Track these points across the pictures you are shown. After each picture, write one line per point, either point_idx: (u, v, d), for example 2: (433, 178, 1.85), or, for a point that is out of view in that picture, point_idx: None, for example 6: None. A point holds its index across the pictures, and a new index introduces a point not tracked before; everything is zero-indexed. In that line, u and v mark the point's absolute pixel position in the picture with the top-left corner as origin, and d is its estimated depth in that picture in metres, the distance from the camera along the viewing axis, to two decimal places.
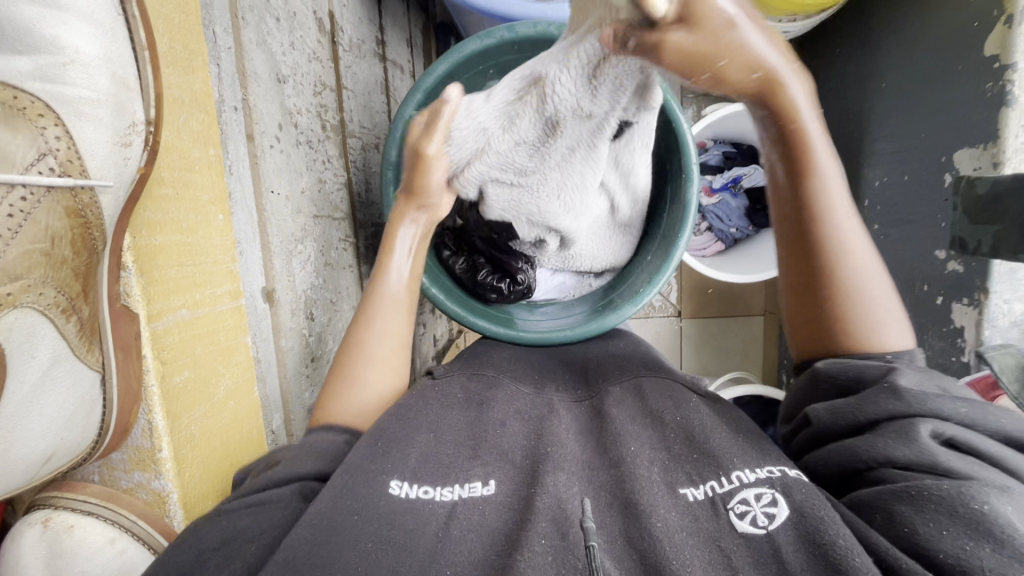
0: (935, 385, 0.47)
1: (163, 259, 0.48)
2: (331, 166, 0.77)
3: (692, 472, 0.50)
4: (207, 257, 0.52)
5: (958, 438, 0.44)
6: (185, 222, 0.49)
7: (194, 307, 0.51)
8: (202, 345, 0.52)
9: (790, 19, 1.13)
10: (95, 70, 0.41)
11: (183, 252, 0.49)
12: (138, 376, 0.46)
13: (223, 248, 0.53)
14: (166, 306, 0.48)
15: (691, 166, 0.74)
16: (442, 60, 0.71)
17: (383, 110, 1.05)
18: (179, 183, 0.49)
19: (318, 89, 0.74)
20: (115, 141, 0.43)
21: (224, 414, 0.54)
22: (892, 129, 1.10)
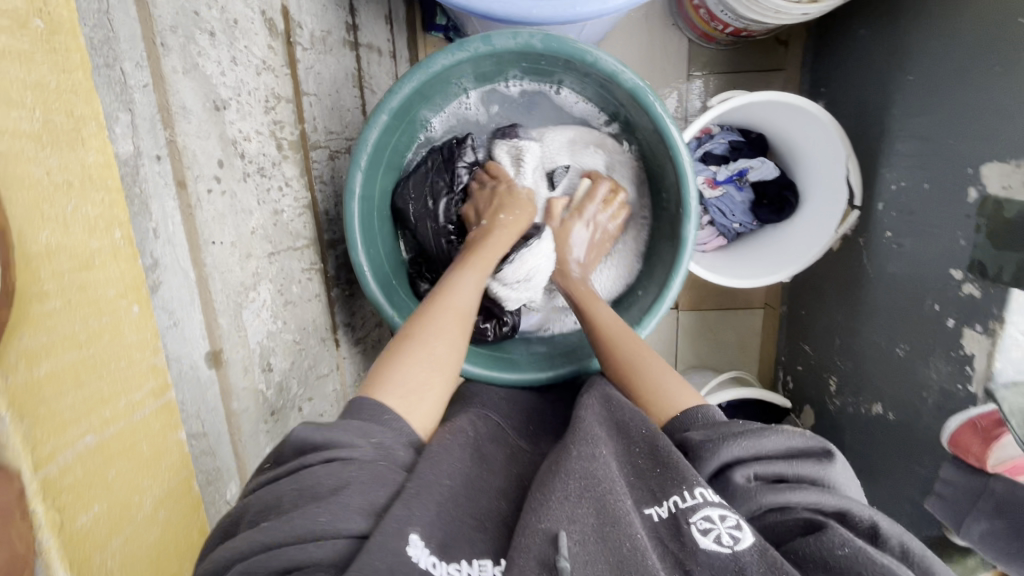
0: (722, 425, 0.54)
1: (54, 390, 0.33)
2: (290, 190, 0.69)
3: (655, 487, 0.51)
4: (118, 363, 0.38)
5: (760, 473, 0.52)
6: (83, 334, 0.35)
7: (103, 428, 0.37)
8: (118, 468, 0.39)
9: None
10: None
11: (81, 370, 0.35)
12: (27, 537, 0.31)
13: (140, 347, 0.40)
14: (60, 446, 0.34)
15: (691, 203, 0.65)
16: (410, 75, 0.62)
17: (357, 105, 0.95)
18: (71, 289, 0.34)
19: (271, 104, 0.65)
20: None
21: (153, 528, 0.43)
22: (915, 129, 1.00)
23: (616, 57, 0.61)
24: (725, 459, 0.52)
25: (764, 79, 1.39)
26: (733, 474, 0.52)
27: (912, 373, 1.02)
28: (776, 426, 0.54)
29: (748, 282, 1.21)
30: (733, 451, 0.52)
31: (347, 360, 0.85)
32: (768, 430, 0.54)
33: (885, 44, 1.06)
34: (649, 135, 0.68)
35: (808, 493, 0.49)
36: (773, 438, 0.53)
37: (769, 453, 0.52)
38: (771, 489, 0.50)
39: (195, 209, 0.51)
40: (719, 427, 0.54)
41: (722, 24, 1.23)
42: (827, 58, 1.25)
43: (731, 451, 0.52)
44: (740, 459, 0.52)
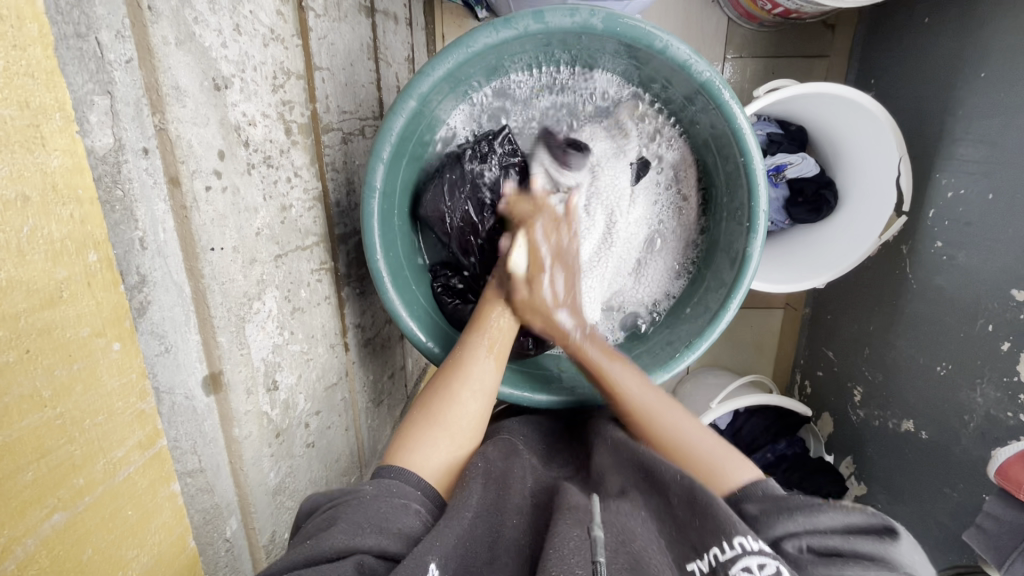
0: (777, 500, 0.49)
1: (11, 460, 0.28)
2: (299, 180, 0.60)
3: (693, 538, 0.47)
4: (95, 417, 0.32)
5: (815, 545, 0.46)
6: (48, 389, 0.29)
7: (73, 501, 0.32)
8: (95, 543, 0.34)
9: None
10: None
11: (47, 434, 0.30)
12: None
13: (123, 393, 0.33)
14: (21, 528, 0.29)
15: (759, 218, 0.57)
16: (446, 55, 0.54)
17: (371, 80, 0.85)
18: (34, 333, 0.28)
19: (278, 80, 0.55)
20: None
21: None
22: (983, 133, 0.91)
23: (688, 45, 0.53)
24: (778, 532, 0.47)
25: (807, 66, 1.28)
26: (781, 546, 0.46)
27: (952, 394, 0.96)
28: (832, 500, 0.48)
29: (781, 287, 1.14)
30: (788, 525, 0.47)
31: (356, 365, 0.77)
32: (830, 503, 0.48)
33: (955, 34, 0.96)
34: (715, 135, 0.60)
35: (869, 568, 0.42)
36: (836, 511, 0.47)
37: (826, 527, 0.46)
38: (824, 562, 0.44)
39: (192, 211, 0.43)
40: (781, 500, 0.49)
41: (772, 3, 1.11)
42: (881, 47, 1.15)
43: (787, 526, 0.47)
44: (793, 532, 0.47)
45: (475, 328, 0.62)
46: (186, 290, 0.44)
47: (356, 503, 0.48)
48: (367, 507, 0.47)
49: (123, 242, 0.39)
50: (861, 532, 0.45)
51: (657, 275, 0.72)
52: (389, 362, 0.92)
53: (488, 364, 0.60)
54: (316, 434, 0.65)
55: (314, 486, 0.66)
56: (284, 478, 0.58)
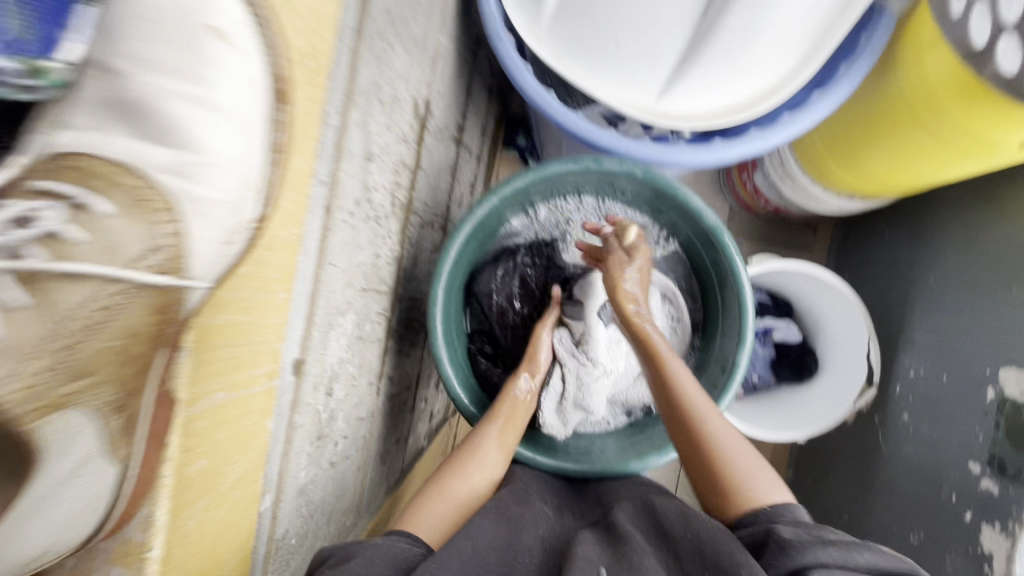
0: (812, 534, 0.52)
1: (219, 340, 0.49)
2: (389, 240, 0.77)
3: None
4: (257, 336, 0.51)
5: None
6: (250, 301, 0.50)
7: (231, 390, 0.49)
8: (226, 432, 0.50)
9: (847, 197, 1.14)
10: (227, 173, 0.45)
11: (239, 332, 0.49)
12: (154, 462, 0.46)
13: (276, 328, 0.52)
14: (204, 391, 0.48)
15: (747, 335, 0.72)
16: (527, 173, 0.75)
17: (446, 189, 1.07)
18: (256, 265, 0.50)
19: (398, 167, 0.75)
20: (221, 238, 0.46)
21: (223, 506, 0.51)
22: (935, 324, 1.09)
23: (700, 199, 0.73)
24: (810, 560, 0.50)
25: (793, 253, 1.52)
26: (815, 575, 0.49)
27: (926, 564, 0.99)
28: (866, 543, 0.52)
29: (765, 435, 1.23)
30: (822, 555, 0.50)
31: (379, 412, 0.85)
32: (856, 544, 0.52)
33: (908, 244, 1.19)
34: (716, 268, 0.77)
35: None
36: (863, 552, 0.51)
37: (862, 564, 0.50)
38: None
39: (330, 233, 0.58)
40: (806, 533, 0.53)
41: (766, 199, 1.36)
42: (853, 247, 1.39)
43: (819, 555, 0.50)
44: (826, 562, 0.49)
45: (489, 418, 0.71)
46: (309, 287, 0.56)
47: (371, 548, 0.53)
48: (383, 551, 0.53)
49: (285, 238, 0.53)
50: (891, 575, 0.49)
51: None
52: (400, 425, 0.99)
53: (496, 455, 0.69)
54: (339, 457, 0.72)
55: (322, 508, 0.70)
56: (308, 483, 0.64)
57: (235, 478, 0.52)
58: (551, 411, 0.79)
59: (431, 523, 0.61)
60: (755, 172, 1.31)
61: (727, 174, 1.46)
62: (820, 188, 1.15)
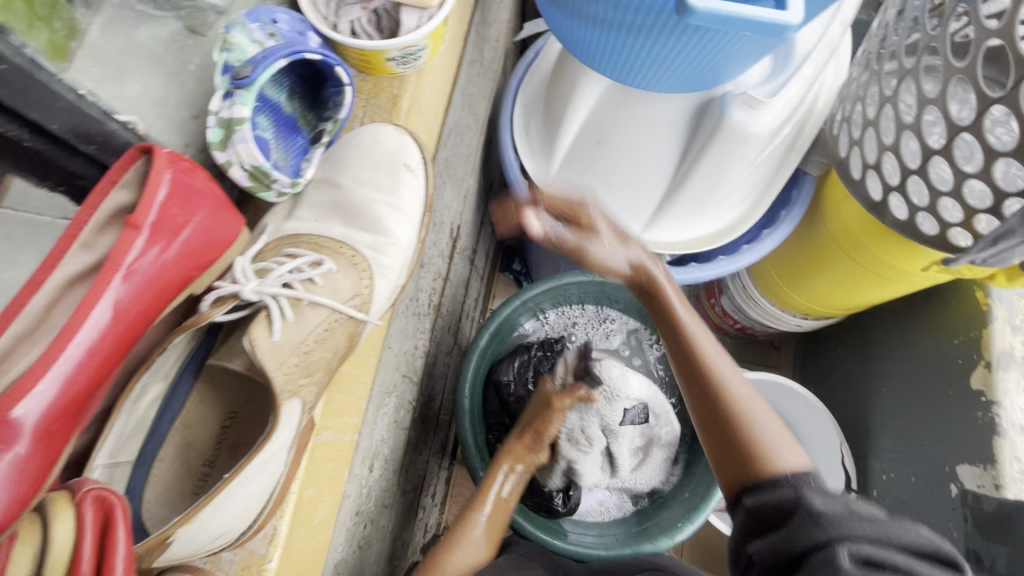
0: (862, 512, 0.50)
1: (342, 389, 0.65)
2: (423, 337, 0.88)
3: None
4: (358, 388, 0.68)
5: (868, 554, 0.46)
6: (353, 364, 0.68)
7: (337, 432, 0.63)
8: (327, 467, 0.62)
9: (802, 317, 1.32)
10: (397, 254, 0.71)
11: (346, 380, 0.66)
12: (291, 475, 0.56)
13: (367, 387, 0.69)
14: (326, 425, 0.62)
15: None
16: (545, 282, 0.92)
17: (460, 301, 1.21)
18: (369, 342, 0.69)
19: (436, 276, 0.90)
20: (389, 295, 0.70)
21: (313, 537, 0.60)
22: (896, 429, 1.22)
23: None
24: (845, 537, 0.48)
25: (762, 369, 1.67)
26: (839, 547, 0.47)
27: None
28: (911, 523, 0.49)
29: None
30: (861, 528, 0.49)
31: (397, 505, 0.88)
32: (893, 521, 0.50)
33: (858, 358, 1.36)
34: None
35: None
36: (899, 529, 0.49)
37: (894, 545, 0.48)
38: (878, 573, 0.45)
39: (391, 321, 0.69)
40: (867, 554, 0.47)
41: (734, 320, 1.54)
42: (813, 363, 1.55)
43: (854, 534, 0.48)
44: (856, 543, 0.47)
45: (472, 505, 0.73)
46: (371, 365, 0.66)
47: None
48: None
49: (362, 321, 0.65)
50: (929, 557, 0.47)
51: (657, 467, 0.91)
52: (408, 526, 1.00)
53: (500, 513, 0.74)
54: (365, 543, 0.74)
55: None
56: (342, 562, 0.67)
57: (321, 518, 0.62)
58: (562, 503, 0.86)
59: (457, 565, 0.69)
60: (722, 296, 1.51)
61: (698, 298, 1.65)
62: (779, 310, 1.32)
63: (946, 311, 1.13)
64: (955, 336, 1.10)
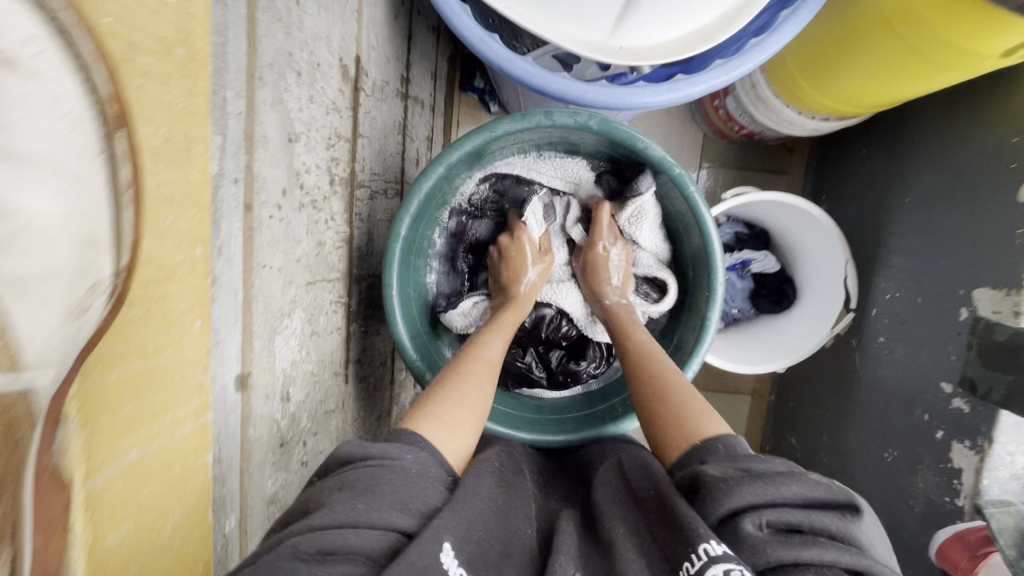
0: (739, 469, 0.54)
1: (119, 396, 0.34)
2: (334, 224, 0.71)
3: (670, 555, 0.51)
4: (172, 376, 0.38)
5: (774, 521, 0.50)
6: (153, 342, 0.36)
7: (149, 443, 0.36)
8: (151, 488, 0.38)
9: (823, 118, 1.08)
10: (58, 192, 0.29)
11: (147, 376, 0.36)
12: (57, 558, 0.31)
13: (195, 363, 0.40)
14: (111, 454, 0.34)
15: (717, 287, 0.70)
16: (472, 135, 0.68)
17: (398, 151, 0.99)
18: (151, 299, 0.36)
19: (332, 141, 0.68)
20: (68, 311, 0.30)
21: (167, 558, 0.41)
22: (910, 247, 1.07)
23: (663, 146, 0.68)
24: (742, 504, 0.51)
25: (769, 178, 1.44)
26: (745, 520, 0.50)
27: (901, 479, 1.04)
28: (797, 474, 0.53)
29: (744, 368, 1.23)
30: (746, 496, 0.51)
31: (351, 398, 0.83)
32: (785, 475, 0.52)
33: (884, 163, 1.14)
34: (682, 218, 0.75)
35: (823, 550, 0.47)
36: (785, 486, 0.51)
37: (786, 500, 0.51)
38: (787, 542, 0.49)
39: (256, 232, 0.52)
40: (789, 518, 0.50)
41: (739, 125, 1.27)
42: (828, 169, 1.33)
43: (749, 499, 0.51)
44: (756, 507, 0.51)
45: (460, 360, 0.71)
46: (240, 296, 0.51)
47: (380, 477, 0.53)
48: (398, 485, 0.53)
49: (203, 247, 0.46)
50: (819, 507, 0.51)
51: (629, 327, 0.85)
52: (377, 403, 0.96)
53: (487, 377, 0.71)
54: (310, 454, 0.70)
55: None
56: (279, 489, 0.63)
57: (165, 543, 0.40)
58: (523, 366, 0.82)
59: (458, 426, 0.64)
60: (727, 97, 1.22)
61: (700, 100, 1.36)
62: (793, 112, 1.08)
63: (1006, 108, 0.90)
64: (1014, 135, 0.88)
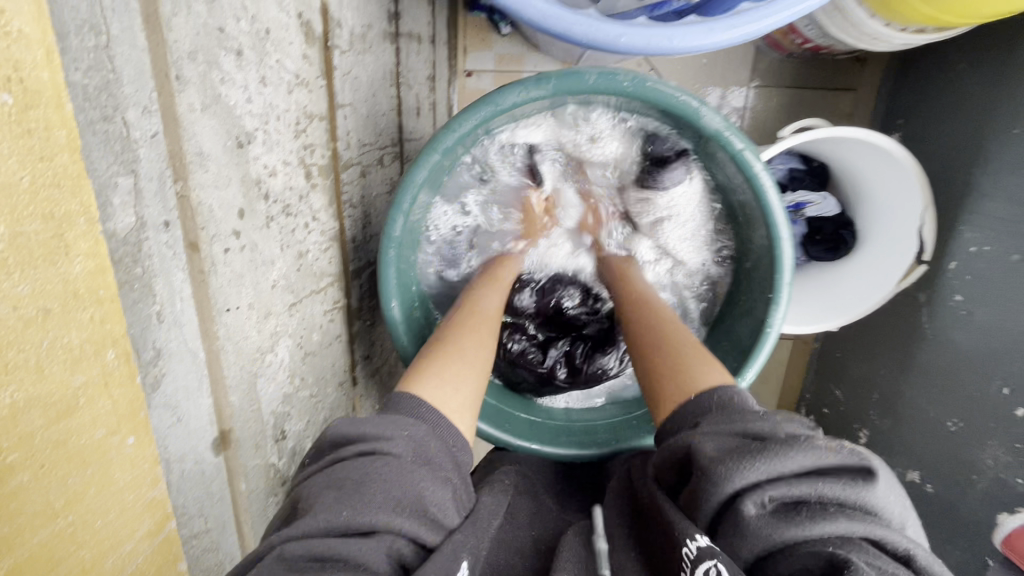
0: (740, 438, 0.40)
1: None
2: (316, 224, 0.59)
3: (669, 566, 0.41)
4: (111, 513, 0.31)
5: (776, 496, 0.36)
6: (62, 497, 0.28)
7: None
8: None
9: (918, 30, 0.85)
10: None
11: (62, 540, 0.28)
12: None
13: (138, 485, 0.32)
14: None
15: (782, 289, 0.57)
16: (475, 111, 0.54)
17: (392, 107, 0.83)
18: (46, 450, 0.26)
19: (301, 126, 0.54)
20: None
21: None
22: (1011, 191, 0.88)
23: (722, 115, 0.53)
24: (736, 484, 0.37)
25: (833, 100, 1.20)
26: (742, 503, 0.36)
27: (963, 452, 0.95)
28: (800, 435, 0.38)
29: (792, 328, 1.11)
30: (749, 474, 0.37)
31: (362, 398, 0.77)
32: (781, 444, 0.37)
33: (991, 83, 0.92)
34: (742, 199, 0.60)
35: (849, 524, 0.34)
36: (785, 456, 0.37)
37: (788, 472, 0.36)
38: (789, 521, 0.35)
39: (209, 274, 0.42)
40: (781, 495, 0.36)
41: (803, 38, 1.04)
42: (910, 87, 1.10)
43: (744, 475, 0.37)
44: (755, 484, 0.37)
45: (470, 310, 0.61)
46: (201, 352, 0.43)
47: (384, 466, 0.41)
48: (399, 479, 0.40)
49: (140, 318, 0.36)
50: (834, 471, 0.36)
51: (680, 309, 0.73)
52: None
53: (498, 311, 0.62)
54: None
55: None
56: None
57: None
58: (543, 372, 0.73)
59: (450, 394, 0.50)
60: None
61: None
62: (880, 24, 0.86)
63: None
64: None
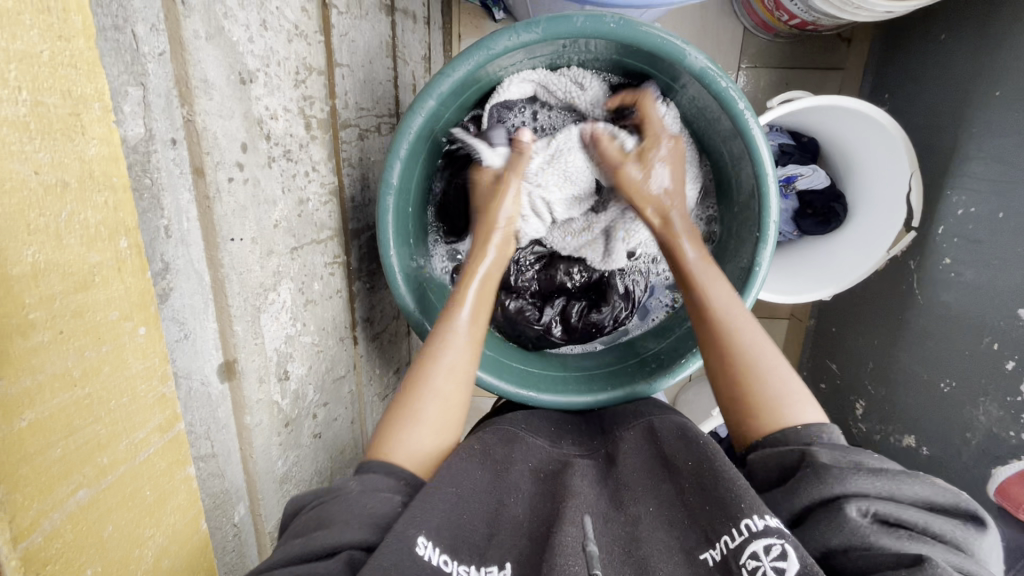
0: (850, 460, 0.44)
1: (40, 439, 0.30)
2: (316, 175, 0.61)
3: (704, 525, 0.45)
4: (122, 398, 0.35)
5: (883, 511, 0.41)
6: (77, 370, 0.31)
7: (98, 479, 0.34)
8: (115, 521, 0.36)
9: None
10: None
11: (77, 413, 0.32)
12: None
13: (147, 375, 0.36)
14: (47, 507, 0.31)
15: (769, 227, 0.59)
16: (468, 56, 0.56)
17: (389, 78, 0.85)
18: (67, 315, 0.30)
19: (301, 76, 0.56)
20: None
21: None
22: (994, 152, 0.90)
23: (706, 55, 0.55)
24: (845, 489, 0.42)
25: (820, 77, 1.22)
26: (847, 504, 0.41)
27: (957, 411, 0.96)
28: (919, 474, 0.43)
29: (791, 299, 1.11)
30: (865, 485, 0.42)
31: (363, 359, 0.78)
32: (906, 477, 0.43)
33: (971, 49, 0.94)
34: (729, 142, 0.62)
35: (940, 550, 0.39)
36: (909, 485, 0.42)
37: (904, 498, 0.42)
38: (887, 532, 0.40)
39: (214, 201, 0.44)
40: (884, 511, 0.41)
41: (788, 15, 1.06)
42: (895, 61, 1.12)
43: (859, 484, 0.42)
44: (864, 493, 0.42)
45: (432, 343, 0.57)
46: (205, 278, 0.45)
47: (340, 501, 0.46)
48: (353, 505, 0.45)
49: (150, 229, 0.41)
50: (943, 512, 0.42)
51: None
52: (395, 358, 0.91)
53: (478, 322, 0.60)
54: (322, 425, 0.66)
55: (317, 475, 0.67)
56: (291, 467, 0.60)
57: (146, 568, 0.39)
58: (541, 328, 0.74)
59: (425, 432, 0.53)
60: None
61: None
62: None
63: None
64: None
